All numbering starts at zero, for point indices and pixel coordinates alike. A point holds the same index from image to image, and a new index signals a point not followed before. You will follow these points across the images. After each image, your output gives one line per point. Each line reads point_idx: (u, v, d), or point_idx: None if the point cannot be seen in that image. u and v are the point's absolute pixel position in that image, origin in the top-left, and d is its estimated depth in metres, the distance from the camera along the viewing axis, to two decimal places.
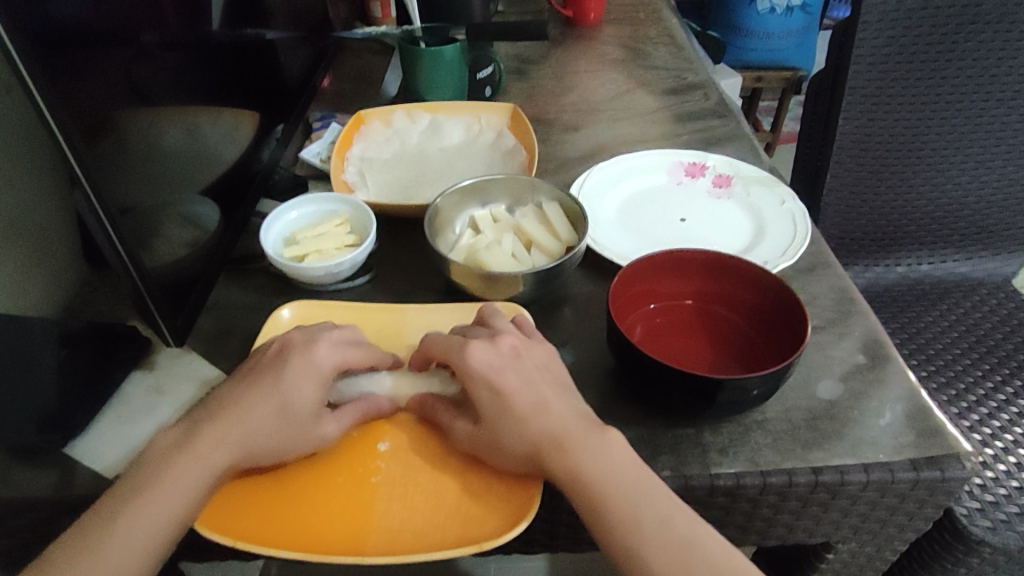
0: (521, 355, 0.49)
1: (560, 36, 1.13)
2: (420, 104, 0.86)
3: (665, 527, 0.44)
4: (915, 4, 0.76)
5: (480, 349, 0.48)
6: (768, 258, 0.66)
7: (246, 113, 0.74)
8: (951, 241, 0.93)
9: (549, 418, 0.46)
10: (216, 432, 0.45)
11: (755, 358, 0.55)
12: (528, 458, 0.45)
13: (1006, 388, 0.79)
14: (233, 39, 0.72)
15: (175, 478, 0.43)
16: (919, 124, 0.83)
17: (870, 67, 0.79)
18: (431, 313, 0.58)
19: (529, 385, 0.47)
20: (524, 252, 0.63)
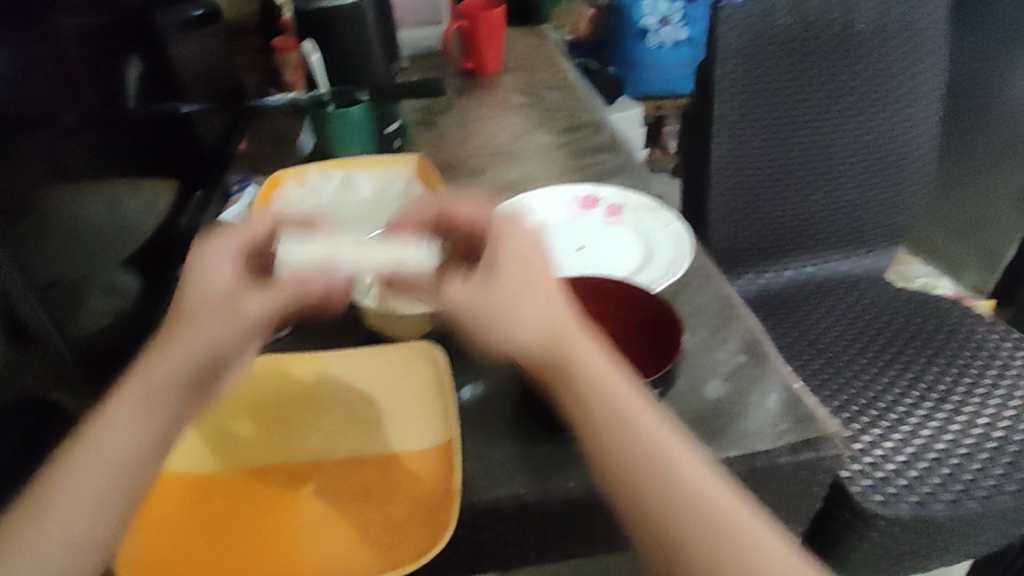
0: (537, 251, 0.52)
1: (463, 86, 1.21)
2: (331, 160, 0.90)
3: (642, 434, 0.45)
4: (764, 41, 0.87)
5: (511, 228, 0.53)
6: (656, 277, 0.72)
7: (165, 183, 0.78)
8: (832, 245, 1.03)
9: (555, 306, 0.49)
10: (128, 423, 0.46)
11: (643, 369, 0.61)
12: (542, 331, 0.48)
13: (886, 371, 0.87)
14: (151, 114, 0.76)
15: (118, 417, 0.46)
16: (784, 145, 0.93)
17: (732, 99, 0.89)
18: (347, 356, 0.59)
19: (534, 252, 0.52)
20: None
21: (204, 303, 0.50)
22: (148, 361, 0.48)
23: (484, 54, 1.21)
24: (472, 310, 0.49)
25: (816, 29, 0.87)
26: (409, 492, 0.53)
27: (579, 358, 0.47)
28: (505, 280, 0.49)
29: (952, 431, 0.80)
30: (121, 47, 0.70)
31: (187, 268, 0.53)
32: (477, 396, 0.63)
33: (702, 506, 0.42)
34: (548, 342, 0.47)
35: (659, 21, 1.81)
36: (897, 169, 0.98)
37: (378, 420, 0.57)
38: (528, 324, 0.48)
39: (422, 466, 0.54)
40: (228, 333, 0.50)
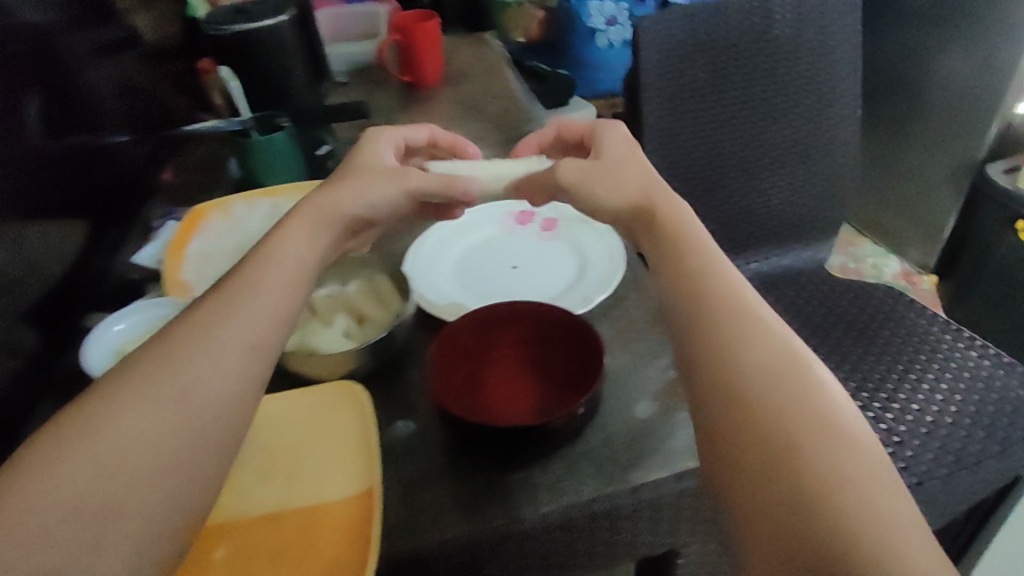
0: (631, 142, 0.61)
1: (402, 100, 1.18)
2: (257, 190, 0.89)
3: (739, 312, 0.45)
4: (683, 49, 0.86)
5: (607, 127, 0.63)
6: (588, 294, 0.71)
7: (75, 226, 0.75)
8: (774, 240, 1.02)
9: (630, 186, 0.56)
10: (188, 376, 0.43)
11: (563, 403, 0.60)
12: (636, 195, 0.55)
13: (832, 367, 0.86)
14: (54, 154, 0.73)
15: (202, 352, 0.45)
16: (717, 148, 0.93)
17: (659, 106, 0.88)
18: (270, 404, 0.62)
19: (624, 152, 0.60)
20: (356, 326, 0.66)
21: (369, 171, 0.62)
22: (210, 320, 0.47)
23: (421, 67, 1.19)
24: (576, 180, 0.58)
25: (736, 33, 0.88)
26: (320, 553, 0.51)
27: (675, 214, 0.53)
28: (609, 159, 0.59)
29: (889, 421, 0.80)
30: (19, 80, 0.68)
31: (363, 143, 0.67)
32: (401, 431, 0.61)
33: (835, 402, 0.40)
34: (648, 198, 0.55)
35: (606, 21, 1.80)
36: (830, 165, 0.98)
37: (297, 473, 0.56)
38: (623, 188, 0.56)
39: (336, 522, 0.52)
40: (379, 185, 0.61)
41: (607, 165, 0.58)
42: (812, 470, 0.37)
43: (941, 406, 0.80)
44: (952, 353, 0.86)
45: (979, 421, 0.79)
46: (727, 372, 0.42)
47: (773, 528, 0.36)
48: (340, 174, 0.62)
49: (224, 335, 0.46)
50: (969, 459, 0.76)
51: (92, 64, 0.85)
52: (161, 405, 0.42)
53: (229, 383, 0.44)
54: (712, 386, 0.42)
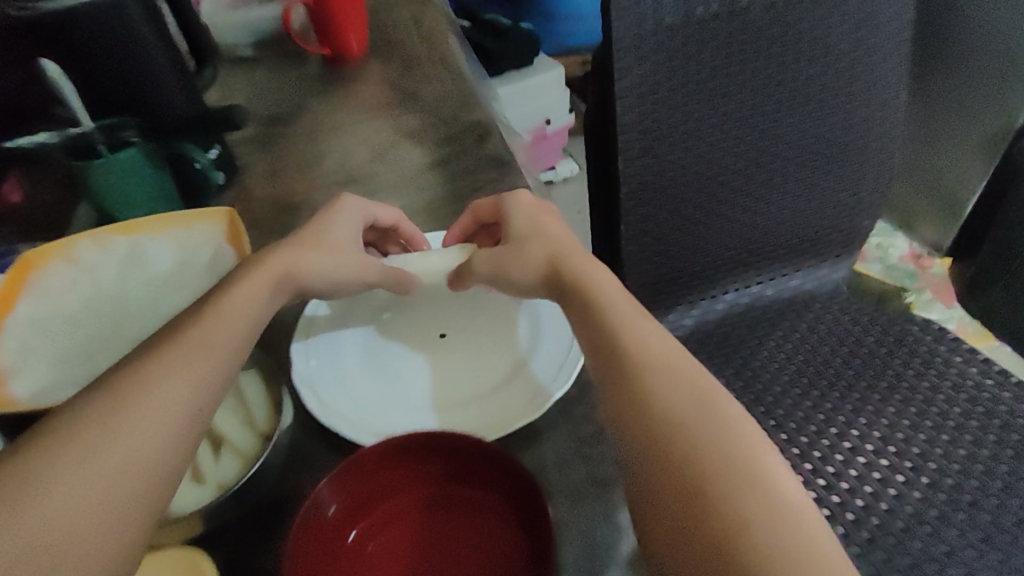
0: (549, 215, 0.60)
1: (319, 81, 0.96)
2: (110, 226, 0.64)
3: (642, 362, 0.45)
4: (674, 23, 0.65)
5: (525, 198, 0.61)
6: (538, 390, 0.55)
7: None
8: (766, 257, 0.86)
9: (544, 241, 0.56)
10: (149, 416, 0.39)
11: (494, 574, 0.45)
12: (547, 257, 0.55)
13: (833, 432, 0.75)
14: None
15: (190, 359, 0.43)
16: (714, 151, 0.73)
17: (640, 100, 0.67)
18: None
19: (544, 224, 0.58)
20: (207, 458, 0.48)
21: (320, 244, 0.56)
22: (197, 339, 0.44)
23: (342, 37, 0.95)
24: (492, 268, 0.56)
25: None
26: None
27: (579, 275, 0.52)
28: (518, 237, 0.57)
29: (863, 494, 0.70)
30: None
31: (327, 212, 0.59)
32: None
33: (741, 434, 0.41)
34: (560, 259, 0.54)
35: None
36: (834, 165, 0.81)
37: None
38: (528, 265, 0.55)
39: None
40: (334, 264, 0.56)
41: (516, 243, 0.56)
42: (723, 509, 0.37)
43: (927, 486, 0.71)
44: (966, 423, 0.75)
45: (988, 514, 0.68)
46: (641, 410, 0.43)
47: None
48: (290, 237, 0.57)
49: (164, 386, 0.41)
50: (951, 560, 0.66)
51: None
52: (144, 421, 0.39)
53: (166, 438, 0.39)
54: (634, 435, 0.42)
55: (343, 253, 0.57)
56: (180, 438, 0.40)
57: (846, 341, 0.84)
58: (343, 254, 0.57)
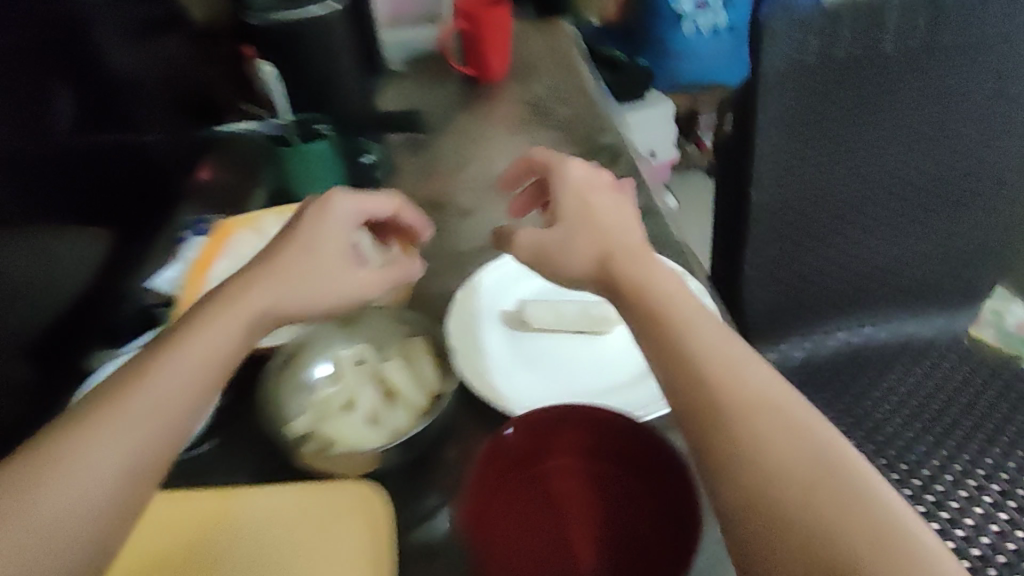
0: (609, 194, 0.58)
1: (465, 97, 1.04)
2: (293, 206, 0.76)
3: (693, 355, 0.44)
4: (816, 62, 0.70)
5: (578, 169, 0.60)
6: None
7: (97, 236, 0.71)
8: (889, 301, 0.87)
9: (595, 231, 0.54)
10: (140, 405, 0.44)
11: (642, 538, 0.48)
12: (599, 256, 0.52)
13: (966, 479, 0.72)
14: (78, 146, 0.68)
15: (187, 356, 0.47)
16: (842, 187, 0.77)
17: (779, 133, 0.72)
18: (267, 501, 0.50)
19: (616, 209, 0.57)
20: (384, 409, 0.52)
21: (304, 245, 0.54)
22: (172, 351, 0.47)
23: (488, 59, 1.04)
24: (543, 253, 0.55)
25: (881, 44, 0.71)
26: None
27: (624, 272, 0.51)
28: (569, 224, 0.55)
29: (965, 525, 0.69)
30: (54, 77, 0.65)
31: (314, 215, 0.55)
32: (442, 554, 0.48)
33: (854, 484, 0.38)
34: (604, 250, 0.53)
35: (695, 6, 1.65)
36: (968, 211, 0.81)
37: None
38: (575, 260, 0.53)
39: None
40: (336, 284, 0.54)
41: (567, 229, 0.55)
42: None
43: None
44: None
45: None
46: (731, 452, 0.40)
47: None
48: (284, 240, 0.55)
49: (176, 363, 0.46)
50: None
51: (137, 46, 0.77)
52: (151, 422, 0.43)
53: (161, 421, 0.44)
54: (721, 484, 0.39)
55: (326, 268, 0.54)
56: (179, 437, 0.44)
57: (964, 383, 0.82)
58: (326, 271, 0.54)
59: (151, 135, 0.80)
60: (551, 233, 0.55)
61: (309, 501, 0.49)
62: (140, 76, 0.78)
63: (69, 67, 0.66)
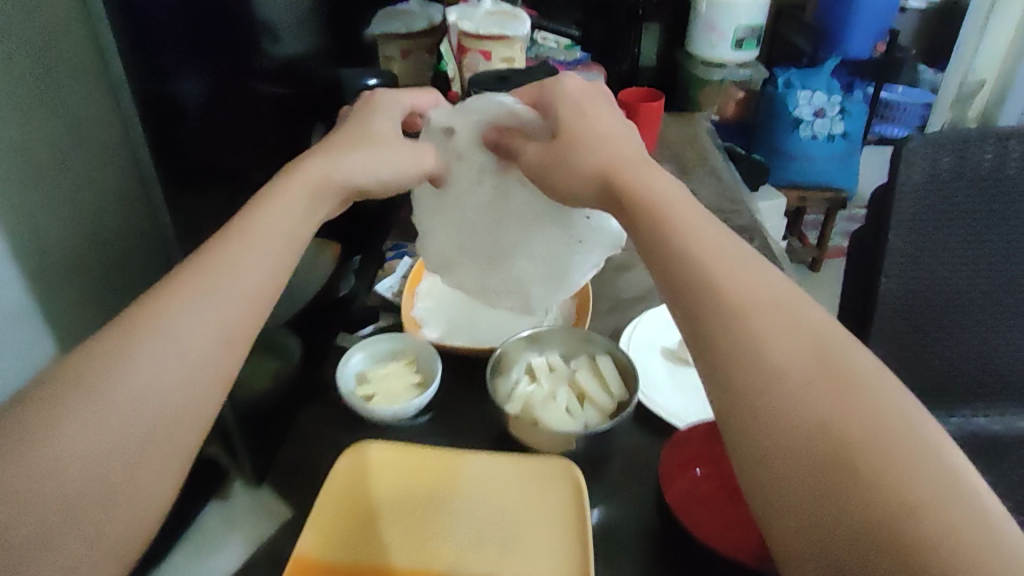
0: (579, 85, 0.61)
1: None
2: None
3: (677, 227, 0.44)
4: (948, 175, 0.81)
5: (570, 82, 0.61)
6: None
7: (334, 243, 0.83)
8: (1003, 396, 0.91)
9: (604, 146, 0.54)
10: (183, 333, 0.40)
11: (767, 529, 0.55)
12: (600, 169, 0.53)
13: None
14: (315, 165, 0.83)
15: (234, 268, 0.45)
16: (965, 285, 0.85)
17: (913, 230, 0.82)
18: (485, 462, 0.61)
19: (596, 111, 0.58)
20: (578, 405, 0.66)
21: (342, 176, 0.55)
22: (215, 271, 0.44)
23: None
24: (549, 163, 0.57)
25: (1008, 165, 0.82)
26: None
27: (645, 187, 0.49)
28: (562, 141, 0.56)
29: None
30: (302, 122, 0.79)
31: (366, 106, 0.63)
32: (613, 528, 0.60)
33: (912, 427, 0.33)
34: (611, 162, 0.52)
35: (813, 112, 1.78)
36: None
37: (505, 544, 0.56)
38: (579, 180, 0.54)
39: None
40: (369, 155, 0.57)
41: (570, 140, 0.56)
42: (915, 521, 0.29)
43: None
44: None
45: None
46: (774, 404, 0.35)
47: (782, 477, 0.33)
48: (320, 154, 0.56)
49: (231, 272, 0.44)
50: None
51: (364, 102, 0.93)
52: (151, 361, 0.38)
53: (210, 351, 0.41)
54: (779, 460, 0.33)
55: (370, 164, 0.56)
56: (189, 378, 0.39)
57: None
58: (364, 158, 0.56)
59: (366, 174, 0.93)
60: (564, 150, 0.56)
61: (522, 472, 0.60)
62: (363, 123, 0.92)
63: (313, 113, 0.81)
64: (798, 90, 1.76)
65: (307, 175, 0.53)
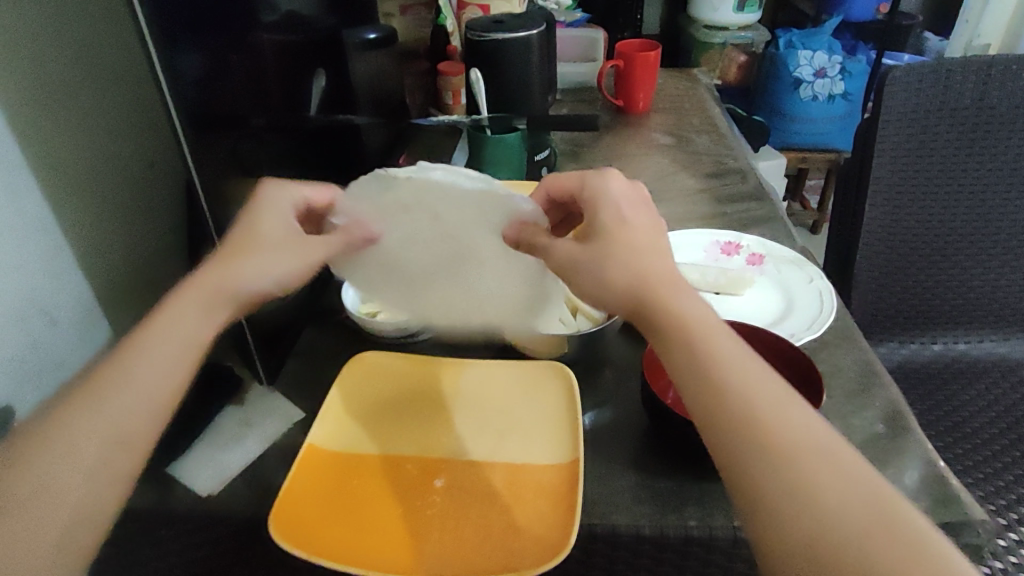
0: (630, 192, 0.54)
1: (613, 122, 1.23)
2: None
3: (712, 350, 0.43)
4: (932, 106, 0.83)
5: (619, 181, 0.55)
6: (795, 332, 0.71)
7: (332, 187, 0.87)
8: (986, 322, 0.94)
9: (654, 262, 0.49)
10: (76, 446, 0.42)
11: None
12: (635, 283, 0.47)
13: None
14: (327, 124, 0.86)
15: (132, 387, 0.44)
16: (945, 212, 0.88)
17: (895, 160, 0.85)
18: (487, 368, 0.65)
19: (652, 228, 0.52)
20: (570, 316, 0.70)
21: (215, 283, 0.49)
22: (112, 377, 0.45)
23: (633, 93, 1.23)
24: (573, 268, 0.51)
25: (991, 96, 0.84)
26: (526, 513, 0.54)
27: (675, 309, 0.46)
28: (602, 243, 0.50)
29: None
30: (308, 64, 0.80)
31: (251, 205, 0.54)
32: (602, 425, 0.64)
33: (900, 530, 0.36)
34: (648, 280, 0.47)
35: (813, 73, 1.78)
36: None
37: (504, 432, 0.60)
38: (613, 289, 0.48)
39: (541, 485, 0.56)
40: (255, 259, 0.51)
41: (609, 246, 0.50)
42: None
43: None
44: None
45: None
46: (770, 514, 0.38)
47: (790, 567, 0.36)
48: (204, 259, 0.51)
49: (119, 387, 0.44)
50: None
51: (364, 54, 0.95)
52: (59, 474, 0.41)
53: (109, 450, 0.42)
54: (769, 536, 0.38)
55: (254, 274, 0.50)
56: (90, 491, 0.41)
57: None
58: (246, 265, 0.50)
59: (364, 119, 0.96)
60: (599, 251, 0.49)
61: (519, 374, 0.64)
62: (365, 75, 0.96)
63: (313, 65, 0.81)
64: (800, 51, 1.76)
65: (184, 293, 0.49)
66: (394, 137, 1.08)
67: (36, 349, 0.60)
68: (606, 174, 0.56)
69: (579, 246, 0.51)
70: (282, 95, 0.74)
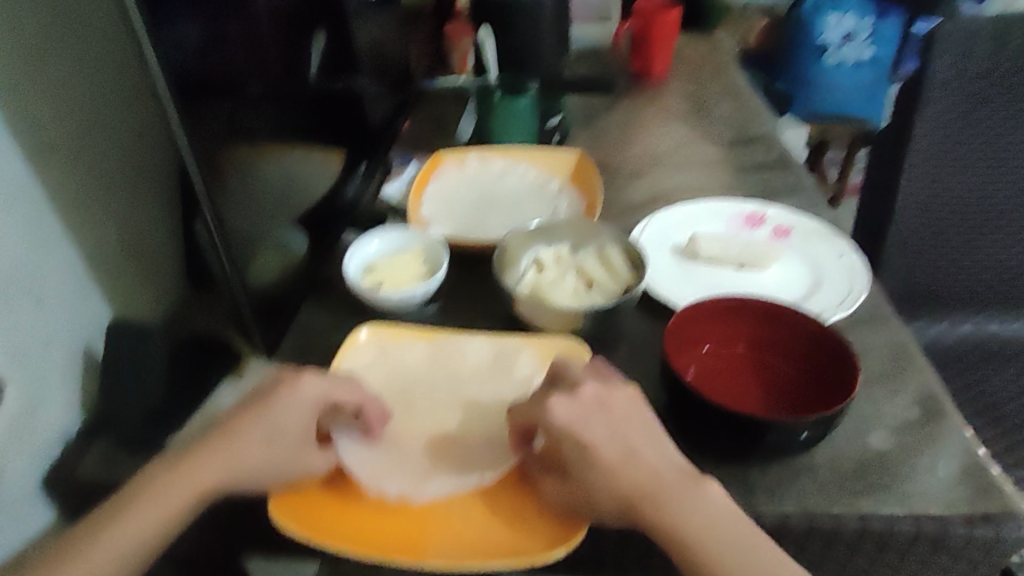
0: (613, 407, 0.49)
1: (630, 87, 1.17)
2: (493, 149, 0.89)
3: (702, 539, 0.45)
4: (978, 71, 0.78)
5: (563, 402, 0.48)
6: (824, 309, 0.67)
7: (338, 152, 0.82)
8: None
9: (640, 469, 0.47)
10: (78, 571, 0.45)
11: (802, 402, 0.58)
12: (618, 509, 0.46)
13: None
14: (331, 87, 0.80)
15: (137, 516, 0.47)
16: (985, 184, 0.82)
17: (934, 128, 0.80)
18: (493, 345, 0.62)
19: (615, 435, 0.47)
20: (585, 291, 0.66)
21: (220, 484, 0.48)
22: (125, 504, 0.47)
23: (652, 56, 1.17)
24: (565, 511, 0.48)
25: None
26: (538, 510, 0.50)
27: (673, 526, 0.45)
28: (575, 481, 0.47)
29: None
30: (307, 23, 0.73)
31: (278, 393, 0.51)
32: None
33: None
34: (636, 490, 0.46)
35: (841, 37, 1.72)
36: None
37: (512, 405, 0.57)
38: (602, 502, 0.46)
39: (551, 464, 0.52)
40: (266, 457, 0.49)
41: (583, 482, 0.47)
42: None
43: None
44: None
45: None
46: None
47: None
48: (217, 443, 0.49)
49: (127, 517, 0.46)
50: None
51: (369, 15, 0.90)
52: None
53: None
54: None
55: (267, 467, 0.49)
56: None
57: None
58: (253, 471, 0.48)
59: (368, 82, 0.91)
60: (579, 485, 0.47)
61: (529, 349, 0.61)
62: (369, 34, 0.90)
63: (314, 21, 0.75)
64: (829, 14, 1.69)
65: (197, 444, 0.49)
66: (401, 102, 1.03)
67: (24, 321, 0.57)
68: (577, 387, 0.49)
69: (565, 480, 0.48)
70: (280, 60, 0.68)
